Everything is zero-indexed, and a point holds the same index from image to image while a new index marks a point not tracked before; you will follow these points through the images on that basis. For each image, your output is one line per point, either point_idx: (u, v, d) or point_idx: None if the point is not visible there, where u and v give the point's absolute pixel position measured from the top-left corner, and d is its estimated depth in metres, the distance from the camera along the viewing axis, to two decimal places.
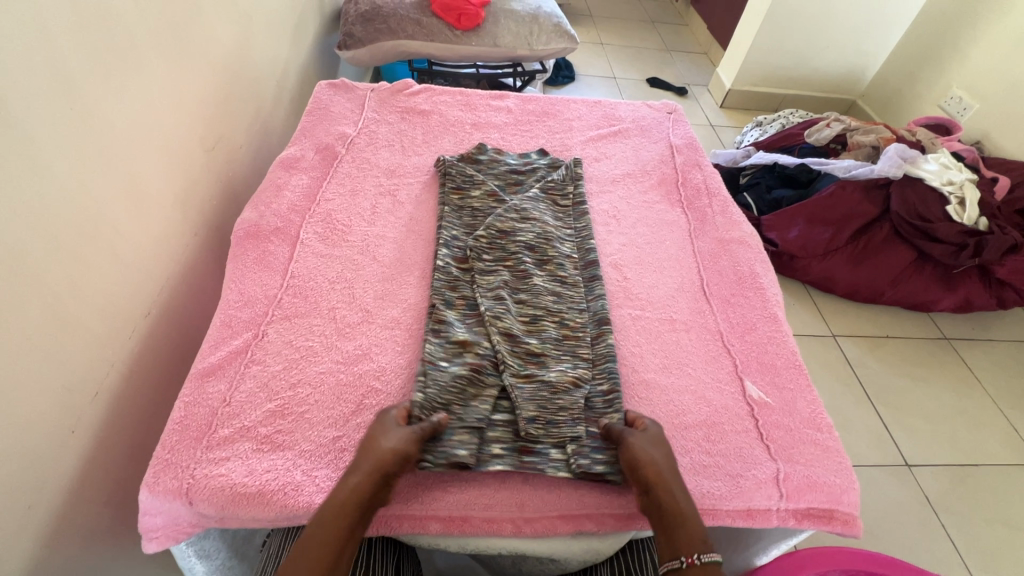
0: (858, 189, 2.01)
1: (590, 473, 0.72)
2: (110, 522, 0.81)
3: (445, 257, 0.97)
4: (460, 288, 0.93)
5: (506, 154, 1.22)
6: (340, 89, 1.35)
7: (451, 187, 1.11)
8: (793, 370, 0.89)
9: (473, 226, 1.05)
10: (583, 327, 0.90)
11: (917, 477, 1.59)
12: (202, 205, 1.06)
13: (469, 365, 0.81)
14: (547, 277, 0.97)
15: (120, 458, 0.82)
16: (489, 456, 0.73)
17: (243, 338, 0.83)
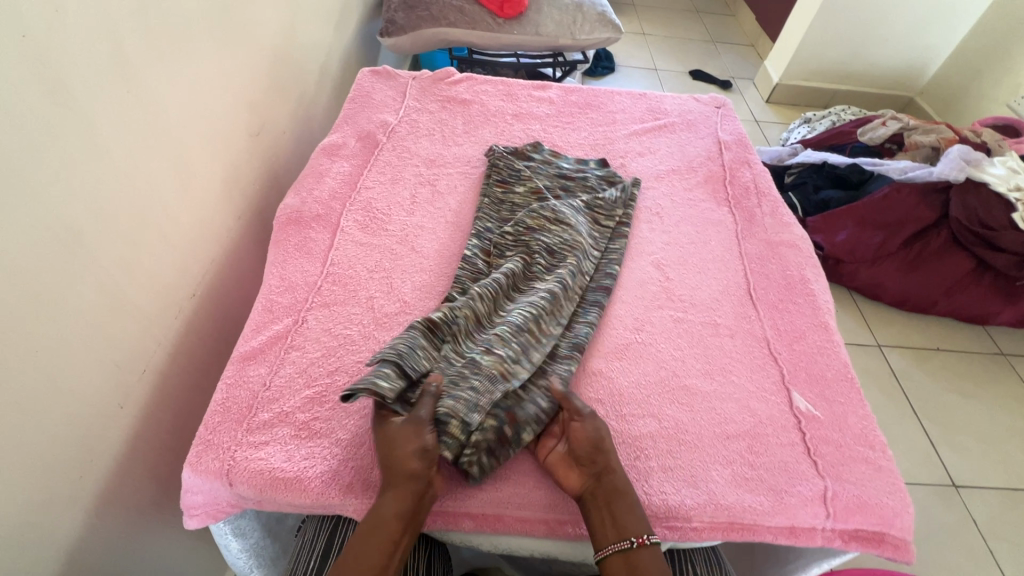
0: (914, 194, 1.90)
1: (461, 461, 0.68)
2: (154, 497, 0.83)
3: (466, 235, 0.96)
4: (467, 267, 0.92)
5: (562, 159, 1.17)
6: (382, 76, 1.35)
7: (496, 179, 1.09)
8: (845, 383, 0.85)
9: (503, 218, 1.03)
10: (547, 340, 0.82)
11: (965, 500, 1.51)
12: (246, 190, 1.07)
13: (431, 323, 0.78)
14: (549, 280, 0.90)
15: (164, 434, 0.85)
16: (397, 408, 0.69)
17: (284, 324, 0.83)
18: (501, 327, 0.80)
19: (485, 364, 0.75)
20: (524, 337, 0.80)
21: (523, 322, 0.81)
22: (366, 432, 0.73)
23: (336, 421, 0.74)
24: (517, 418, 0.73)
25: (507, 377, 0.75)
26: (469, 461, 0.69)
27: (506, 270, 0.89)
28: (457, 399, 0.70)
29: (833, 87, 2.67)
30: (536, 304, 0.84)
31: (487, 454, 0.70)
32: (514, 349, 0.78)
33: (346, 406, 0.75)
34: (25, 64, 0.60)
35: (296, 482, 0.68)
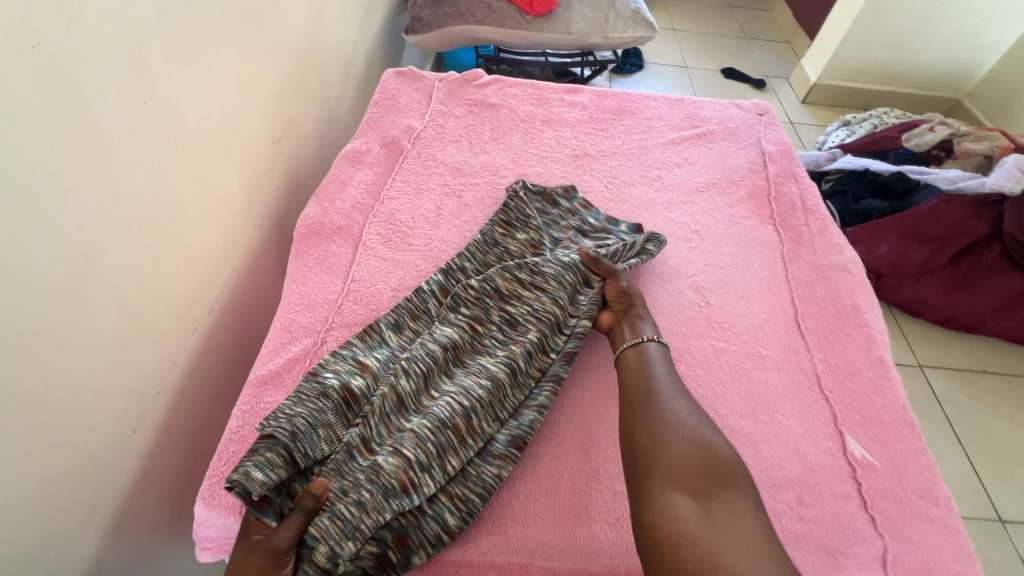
0: (966, 205, 1.79)
1: None
2: (168, 521, 0.81)
3: (432, 280, 0.87)
4: (418, 323, 0.83)
5: (592, 211, 1.02)
6: (408, 78, 1.30)
7: (501, 219, 0.98)
8: (904, 428, 0.78)
9: (481, 263, 0.92)
10: (476, 439, 0.69)
11: (1012, 536, 1.42)
12: (267, 198, 1.04)
13: (343, 397, 0.71)
14: (499, 355, 0.78)
15: (179, 455, 0.82)
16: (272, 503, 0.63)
17: (303, 346, 0.80)
18: (418, 416, 0.71)
19: (380, 467, 0.64)
20: (443, 434, 0.68)
21: (443, 413, 0.70)
22: None
23: None
24: (408, 540, 0.63)
25: (409, 487, 0.64)
26: None
27: (446, 340, 0.79)
28: (335, 516, 0.61)
29: (875, 88, 2.54)
30: (469, 391, 0.72)
31: None
32: (426, 449, 0.66)
33: None
34: (39, 77, 0.56)
35: None
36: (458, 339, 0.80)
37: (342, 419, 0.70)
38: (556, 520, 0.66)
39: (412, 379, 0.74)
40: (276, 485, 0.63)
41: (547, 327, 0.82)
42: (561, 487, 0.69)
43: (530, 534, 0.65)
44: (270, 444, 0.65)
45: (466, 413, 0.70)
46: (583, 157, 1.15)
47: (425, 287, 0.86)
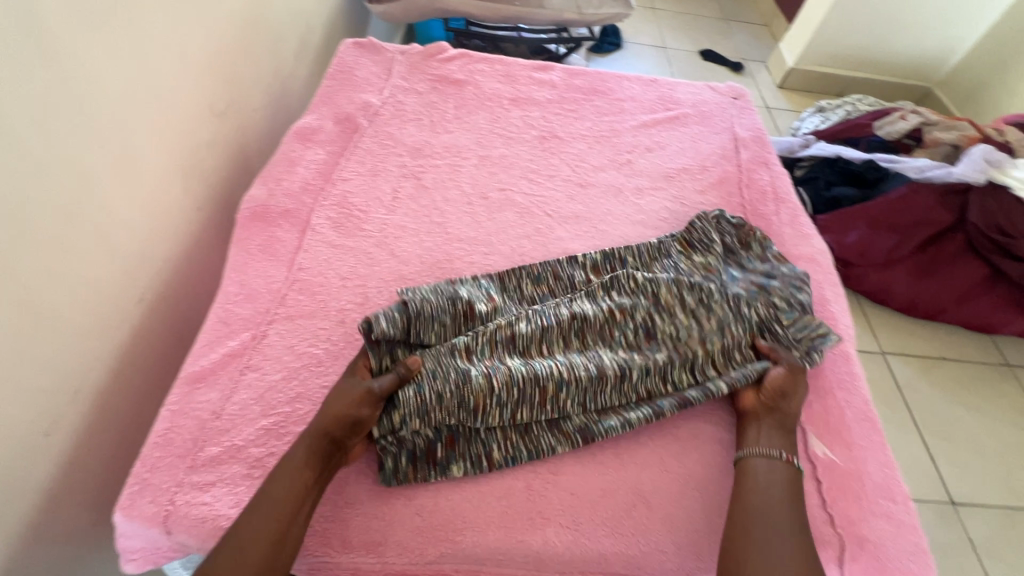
0: (933, 194, 1.81)
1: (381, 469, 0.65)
2: (94, 527, 0.75)
3: (590, 254, 0.88)
4: (557, 284, 0.84)
5: (786, 263, 0.89)
6: (367, 50, 1.21)
7: (681, 240, 0.91)
8: (865, 424, 0.77)
9: (653, 268, 0.88)
10: (557, 408, 0.70)
11: (962, 518, 1.47)
12: (208, 177, 0.96)
13: (466, 309, 0.76)
14: (617, 354, 0.75)
15: (106, 458, 0.76)
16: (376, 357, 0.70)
17: (241, 340, 0.74)
18: (525, 362, 0.72)
19: (467, 377, 0.68)
20: (530, 386, 0.69)
21: (544, 369, 0.71)
22: None
23: None
24: (458, 448, 0.67)
25: (481, 411, 0.68)
26: (388, 458, 0.65)
27: (579, 311, 0.77)
28: (420, 393, 0.66)
29: (850, 75, 2.53)
30: (575, 367, 0.72)
31: (409, 465, 0.65)
32: (513, 391, 0.69)
33: None
34: None
35: None
36: (592, 313, 0.77)
37: (463, 327, 0.75)
38: (509, 523, 0.63)
39: (540, 317, 0.76)
40: (388, 339, 0.71)
41: (677, 342, 0.77)
42: (515, 488, 0.66)
43: (479, 539, 0.62)
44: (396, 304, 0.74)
45: (561, 378, 0.71)
46: (551, 139, 1.10)
47: (583, 258, 0.88)
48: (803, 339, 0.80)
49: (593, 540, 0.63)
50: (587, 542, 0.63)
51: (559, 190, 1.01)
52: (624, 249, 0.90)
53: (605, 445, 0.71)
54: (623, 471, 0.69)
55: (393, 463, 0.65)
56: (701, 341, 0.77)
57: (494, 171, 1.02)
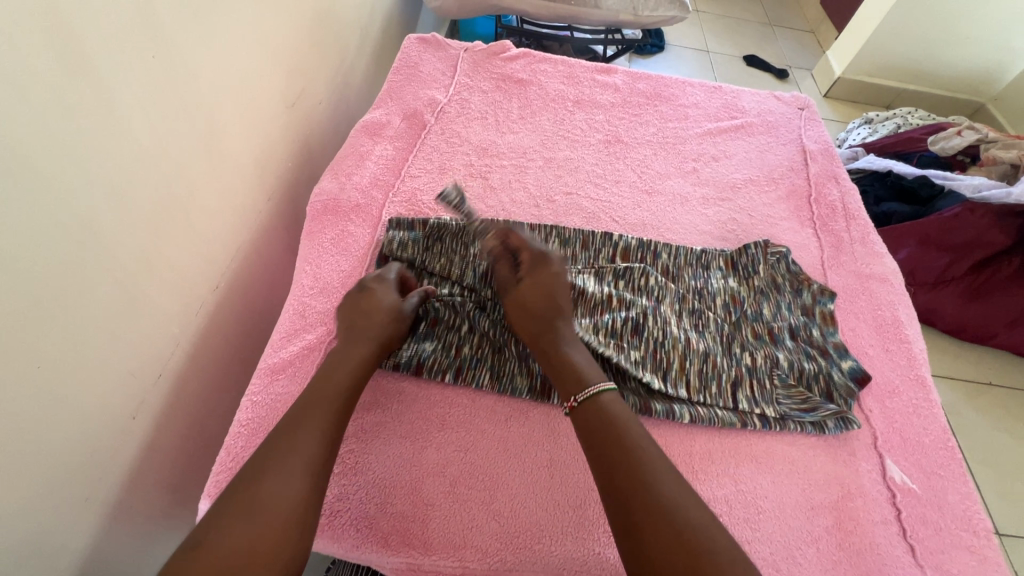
0: (989, 216, 1.72)
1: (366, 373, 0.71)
2: (168, 509, 0.76)
3: (626, 238, 0.91)
4: (584, 252, 0.89)
5: (826, 328, 0.85)
6: (431, 46, 1.21)
7: (727, 257, 0.91)
8: (944, 453, 0.75)
9: (686, 272, 0.89)
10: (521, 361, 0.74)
11: (1008, 549, 1.42)
12: (277, 168, 0.97)
13: (476, 253, 0.85)
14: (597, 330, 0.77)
15: (179, 442, 0.76)
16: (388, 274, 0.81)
17: (317, 333, 0.74)
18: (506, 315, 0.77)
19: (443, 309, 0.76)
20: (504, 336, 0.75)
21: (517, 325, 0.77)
22: (406, 471, 0.65)
23: (375, 453, 0.66)
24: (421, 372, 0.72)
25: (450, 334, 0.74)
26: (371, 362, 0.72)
27: (579, 284, 0.81)
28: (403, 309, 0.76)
29: (899, 86, 2.47)
30: None
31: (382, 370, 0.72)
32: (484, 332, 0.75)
33: (384, 437, 0.67)
34: (31, 17, 0.49)
35: (330, 529, 0.61)
36: (592, 292, 0.81)
37: (468, 271, 0.82)
38: (586, 532, 0.63)
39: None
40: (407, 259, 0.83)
41: (661, 346, 0.77)
42: (590, 500, 0.65)
43: (554, 547, 0.61)
44: (416, 230, 0.86)
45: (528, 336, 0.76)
46: (616, 144, 1.08)
47: (617, 238, 0.91)
48: (779, 402, 0.75)
49: None
50: None
51: (625, 196, 1.00)
52: (662, 242, 0.92)
53: (679, 458, 0.70)
54: (698, 487, 0.68)
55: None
56: (682, 352, 0.77)
57: (560, 174, 1.01)
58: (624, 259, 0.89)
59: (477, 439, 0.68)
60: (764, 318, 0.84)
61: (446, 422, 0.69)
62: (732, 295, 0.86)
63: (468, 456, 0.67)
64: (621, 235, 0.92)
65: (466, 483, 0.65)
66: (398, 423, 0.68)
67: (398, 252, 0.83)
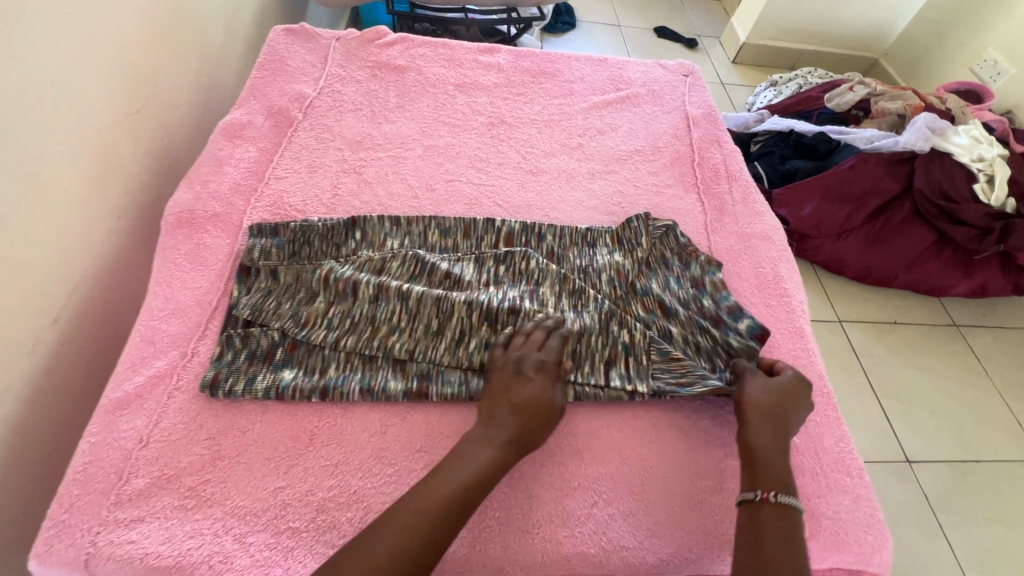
0: (881, 163, 1.84)
1: (222, 390, 0.66)
2: None
3: (509, 223, 0.88)
4: (465, 240, 0.86)
5: (718, 293, 0.84)
6: (299, 37, 1.14)
7: (612, 235, 0.90)
8: (821, 400, 0.77)
9: (571, 252, 0.88)
10: (389, 352, 0.71)
11: (918, 475, 1.50)
12: (127, 183, 0.89)
13: (347, 252, 0.81)
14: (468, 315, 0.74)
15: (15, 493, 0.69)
16: (253, 281, 0.77)
17: (168, 360, 0.68)
18: (375, 307, 0.75)
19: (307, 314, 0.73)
20: (374, 334, 0.72)
21: (383, 312, 0.74)
22: (270, 495, 0.60)
23: (235, 481, 0.61)
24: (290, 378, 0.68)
25: (310, 324, 0.72)
26: (228, 379, 0.67)
27: (455, 272, 0.80)
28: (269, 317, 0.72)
29: (799, 47, 2.55)
30: (415, 320, 0.74)
31: (239, 384, 0.66)
32: (346, 321, 0.73)
33: (246, 462, 0.62)
34: None
35: (178, 572, 0.55)
36: (469, 279, 0.80)
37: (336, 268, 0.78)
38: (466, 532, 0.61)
39: (415, 265, 0.80)
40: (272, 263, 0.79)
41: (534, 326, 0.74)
42: None
43: None
44: (280, 236, 0.81)
45: (395, 322, 0.74)
46: (499, 125, 1.06)
47: (500, 223, 0.88)
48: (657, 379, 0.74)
49: (552, 540, 0.62)
50: (547, 544, 0.61)
51: (508, 178, 0.97)
52: (546, 224, 0.90)
53: (564, 440, 0.69)
54: (583, 467, 0.67)
55: (230, 383, 0.66)
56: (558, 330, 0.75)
57: (439, 161, 0.97)
58: (506, 244, 0.87)
59: (351, 450, 0.64)
60: (650, 291, 0.83)
61: (316, 437, 0.65)
62: (617, 269, 0.85)
63: (338, 471, 0.63)
64: (503, 220, 0.89)
65: (337, 500, 0.61)
66: (262, 444, 0.64)
67: (260, 260, 0.78)
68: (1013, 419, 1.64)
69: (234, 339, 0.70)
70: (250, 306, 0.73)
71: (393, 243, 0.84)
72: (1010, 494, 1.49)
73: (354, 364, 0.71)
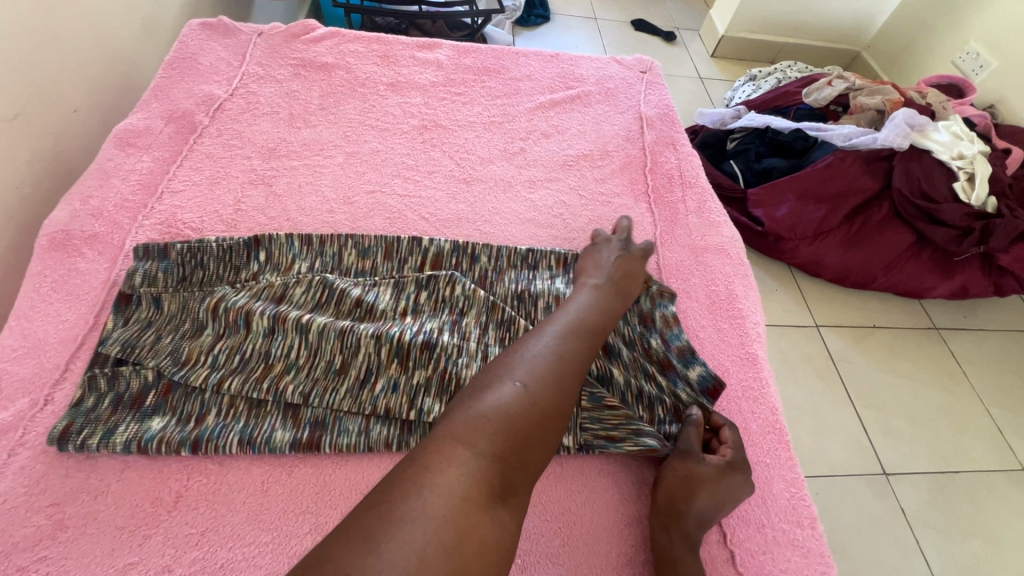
0: (858, 162, 1.76)
1: (73, 443, 0.56)
2: None
3: (438, 242, 0.79)
4: (386, 261, 0.77)
5: (669, 330, 0.75)
6: (217, 32, 1.04)
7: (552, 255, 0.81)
8: (773, 437, 0.69)
9: (505, 274, 0.78)
10: (281, 396, 0.62)
11: (895, 489, 1.43)
12: (0, 199, 0.79)
13: (247, 276, 0.72)
14: (376, 351, 0.66)
15: None
16: (132, 309, 0.67)
17: (14, 409, 0.59)
18: (271, 341, 0.66)
19: (189, 350, 0.64)
20: (267, 374, 0.63)
21: (279, 347, 0.66)
22: (116, 573, 0.51)
23: (76, 558, 0.51)
24: (159, 427, 0.59)
25: (190, 363, 0.63)
26: (82, 431, 0.57)
27: (368, 300, 0.71)
28: (142, 354, 0.63)
29: (779, 40, 2.47)
30: (315, 357, 0.65)
31: (94, 436, 0.57)
32: (233, 358, 0.64)
33: (93, 533, 0.53)
34: None
35: None
36: (383, 308, 0.71)
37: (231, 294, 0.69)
38: None
39: (322, 291, 0.71)
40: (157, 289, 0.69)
41: (451, 364, 0.65)
42: None
43: None
44: (168, 259, 0.71)
45: (292, 359, 0.65)
46: (433, 129, 0.96)
47: (428, 243, 0.79)
48: (586, 429, 0.65)
49: None
50: None
51: (438, 188, 0.88)
52: (480, 243, 0.81)
53: None
54: None
55: (84, 435, 0.57)
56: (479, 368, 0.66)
57: (361, 170, 0.88)
58: (432, 266, 0.78)
59: (222, 514, 0.56)
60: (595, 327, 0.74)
61: (182, 499, 0.56)
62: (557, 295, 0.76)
63: (203, 540, 0.54)
64: (430, 239, 0.80)
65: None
66: (116, 510, 0.55)
67: (142, 287, 0.69)
68: (994, 428, 1.58)
69: (98, 381, 0.61)
70: (121, 342, 0.63)
71: (302, 266, 0.74)
72: (991, 509, 1.42)
73: (239, 411, 0.61)
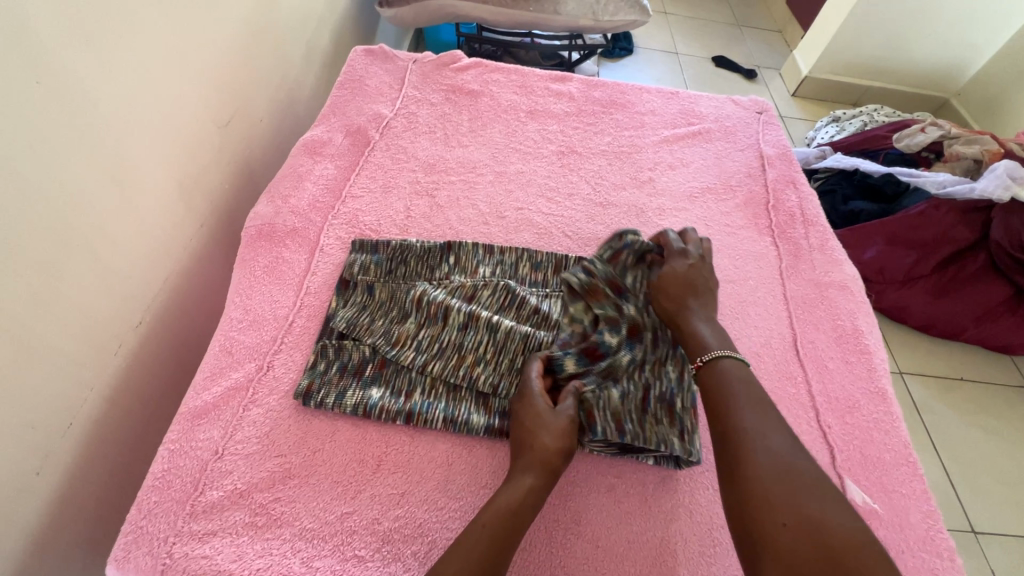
0: (954, 211, 1.72)
1: (318, 402, 0.67)
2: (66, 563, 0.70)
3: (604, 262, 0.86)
4: (557, 273, 0.85)
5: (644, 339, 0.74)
6: (378, 58, 1.17)
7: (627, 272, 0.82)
8: (905, 469, 0.72)
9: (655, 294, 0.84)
10: (473, 384, 0.71)
11: (984, 548, 1.38)
12: (211, 193, 0.93)
13: (440, 276, 0.82)
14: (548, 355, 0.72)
15: (84, 486, 0.71)
16: (350, 292, 0.79)
17: (244, 371, 0.70)
18: (463, 333, 0.74)
19: (398, 333, 0.74)
20: (462, 362, 0.72)
21: (471, 340, 0.74)
22: (337, 520, 0.60)
23: (303, 503, 0.61)
24: (378, 398, 0.68)
25: (401, 344, 0.73)
26: (323, 391, 0.68)
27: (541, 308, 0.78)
28: (359, 333, 0.74)
29: (865, 83, 2.47)
30: (501, 353, 0.73)
31: (332, 397, 0.68)
32: (434, 345, 0.73)
33: (315, 483, 0.62)
34: None
35: None
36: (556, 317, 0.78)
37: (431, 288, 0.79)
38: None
39: (506, 296, 0.79)
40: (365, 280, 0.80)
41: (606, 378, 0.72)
42: (535, 539, 0.62)
43: None
44: (379, 253, 0.83)
45: (482, 353, 0.73)
46: (569, 155, 1.05)
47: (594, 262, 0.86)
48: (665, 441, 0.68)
49: None
50: None
51: (577, 210, 0.96)
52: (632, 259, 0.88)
53: (631, 488, 0.67)
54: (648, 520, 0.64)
55: (322, 394, 0.68)
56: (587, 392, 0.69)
57: (509, 188, 0.97)
58: None
59: (416, 480, 0.64)
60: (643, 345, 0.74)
61: (383, 463, 0.65)
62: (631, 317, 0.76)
63: (401, 500, 0.62)
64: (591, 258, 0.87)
65: (402, 531, 0.60)
66: (331, 466, 0.64)
67: (359, 275, 0.80)
68: None
69: (328, 353, 0.72)
70: (346, 319, 0.75)
71: (485, 271, 0.83)
72: None
73: (439, 391, 0.70)
